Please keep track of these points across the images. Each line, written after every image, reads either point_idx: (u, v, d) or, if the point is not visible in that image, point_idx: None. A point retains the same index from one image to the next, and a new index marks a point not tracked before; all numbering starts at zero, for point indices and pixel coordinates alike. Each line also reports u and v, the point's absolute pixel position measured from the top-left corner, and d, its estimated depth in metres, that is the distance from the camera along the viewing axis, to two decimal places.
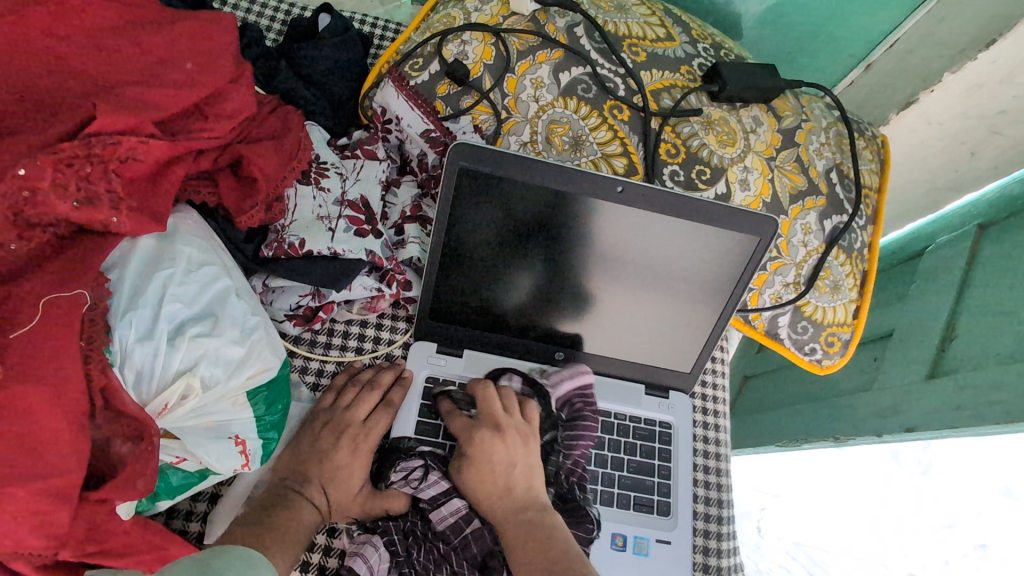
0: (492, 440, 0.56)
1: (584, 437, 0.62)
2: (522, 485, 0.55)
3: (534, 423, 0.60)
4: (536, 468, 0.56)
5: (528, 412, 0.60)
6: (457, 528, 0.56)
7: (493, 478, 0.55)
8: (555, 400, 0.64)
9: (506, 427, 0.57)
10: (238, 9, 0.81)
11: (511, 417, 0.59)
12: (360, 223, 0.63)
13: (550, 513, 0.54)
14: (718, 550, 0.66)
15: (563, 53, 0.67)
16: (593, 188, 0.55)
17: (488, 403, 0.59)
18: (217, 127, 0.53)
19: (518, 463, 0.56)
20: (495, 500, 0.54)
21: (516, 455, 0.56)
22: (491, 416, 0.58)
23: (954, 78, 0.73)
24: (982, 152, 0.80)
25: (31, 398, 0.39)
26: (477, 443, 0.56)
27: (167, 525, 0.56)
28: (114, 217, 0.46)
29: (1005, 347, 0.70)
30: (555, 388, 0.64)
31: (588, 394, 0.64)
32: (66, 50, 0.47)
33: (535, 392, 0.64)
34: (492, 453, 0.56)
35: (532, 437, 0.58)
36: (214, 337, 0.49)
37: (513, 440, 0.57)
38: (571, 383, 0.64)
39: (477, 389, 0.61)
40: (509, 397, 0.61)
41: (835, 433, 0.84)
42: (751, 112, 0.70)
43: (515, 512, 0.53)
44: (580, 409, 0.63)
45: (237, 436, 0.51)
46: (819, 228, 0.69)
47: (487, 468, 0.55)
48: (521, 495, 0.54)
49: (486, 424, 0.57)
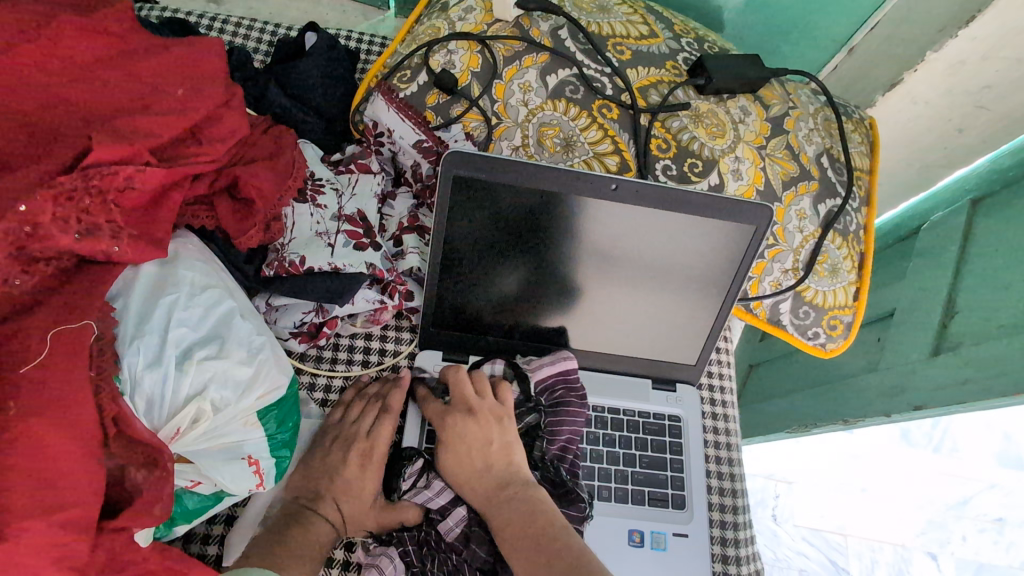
0: (464, 423, 0.57)
1: (566, 421, 0.60)
2: (502, 463, 0.55)
3: (508, 402, 0.59)
4: (514, 446, 0.56)
5: (502, 394, 0.60)
6: (465, 538, 0.55)
7: (471, 459, 0.56)
8: (535, 384, 0.62)
9: (478, 409, 0.58)
10: (223, 33, 0.81)
11: (483, 399, 0.59)
12: (359, 236, 0.63)
13: (533, 487, 0.54)
14: (736, 540, 0.66)
15: (549, 57, 0.68)
16: (589, 188, 0.56)
17: (459, 386, 0.59)
18: (211, 152, 0.54)
19: (493, 442, 0.56)
20: (474, 481, 0.55)
21: (491, 435, 0.56)
22: (463, 400, 0.58)
23: (936, 56, 0.74)
24: (970, 128, 0.81)
25: (42, 432, 0.39)
26: (450, 427, 0.57)
27: (185, 549, 0.56)
28: (116, 246, 0.46)
29: (1007, 319, 0.69)
30: (534, 372, 0.62)
31: (572, 378, 0.62)
32: (58, 85, 0.47)
33: (516, 375, 0.62)
34: (465, 435, 0.56)
35: (506, 416, 0.58)
36: (221, 360, 0.50)
37: (486, 421, 0.57)
38: (551, 368, 0.62)
39: (449, 375, 0.60)
40: (481, 380, 0.60)
41: (843, 415, 0.84)
42: (738, 102, 0.70)
43: (495, 490, 0.54)
44: (561, 393, 0.61)
45: (250, 456, 0.52)
46: (814, 213, 0.69)
47: (463, 449, 0.56)
48: (502, 473, 0.55)
49: (457, 408, 0.58)
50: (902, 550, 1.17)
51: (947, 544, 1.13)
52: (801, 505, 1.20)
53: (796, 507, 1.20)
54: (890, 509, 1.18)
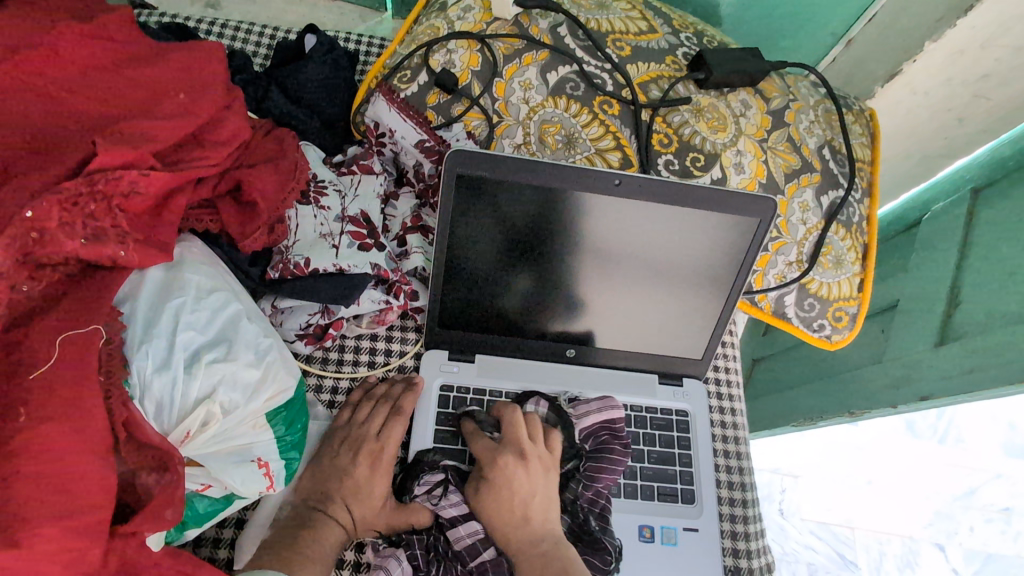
0: (515, 467, 0.56)
1: (607, 470, 0.61)
2: (539, 517, 0.56)
3: (557, 453, 0.60)
4: (554, 502, 0.57)
5: (552, 441, 0.60)
6: (473, 550, 0.56)
7: (511, 508, 0.56)
8: (579, 431, 0.63)
9: (529, 456, 0.58)
10: (223, 37, 0.82)
11: (536, 445, 0.59)
12: (363, 237, 0.63)
13: (566, 548, 0.55)
14: (746, 533, 0.65)
15: (549, 54, 0.68)
16: (593, 183, 0.56)
17: (513, 428, 0.59)
18: (214, 155, 0.54)
19: (537, 494, 0.56)
20: (510, 530, 0.55)
21: (536, 487, 0.56)
22: (517, 442, 0.58)
23: (935, 46, 0.74)
24: (970, 117, 0.81)
25: (52, 437, 0.39)
26: (501, 467, 0.56)
27: (196, 553, 0.56)
28: (122, 251, 0.46)
29: (1011, 308, 0.69)
30: (579, 419, 0.63)
31: (616, 426, 0.63)
32: (61, 91, 0.48)
33: (559, 420, 0.63)
34: (512, 481, 0.56)
35: (553, 469, 0.58)
36: (230, 363, 0.49)
37: (535, 471, 0.57)
38: (597, 415, 0.63)
39: (505, 413, 0.60)
40: (534, 424, 0.61)
41: (849, 407, 0.83)
42: (739, 96, 0.70)
43: (530, 544, 0.54)
44: (606, 441, 0.62)
45: (260, 459, 0.52)
46: (817, 205, 0.69)
47: (507, 495, 0.56)
48: (538, 527, 0.55)
49: (511, 449, 0.57)
50: (909, 542, 1.17)
51: (955, 535, 1.13)
52: (810, 504, 1.20)
53: (805, 504, 1.20)
54: (897, 503, 1.19)
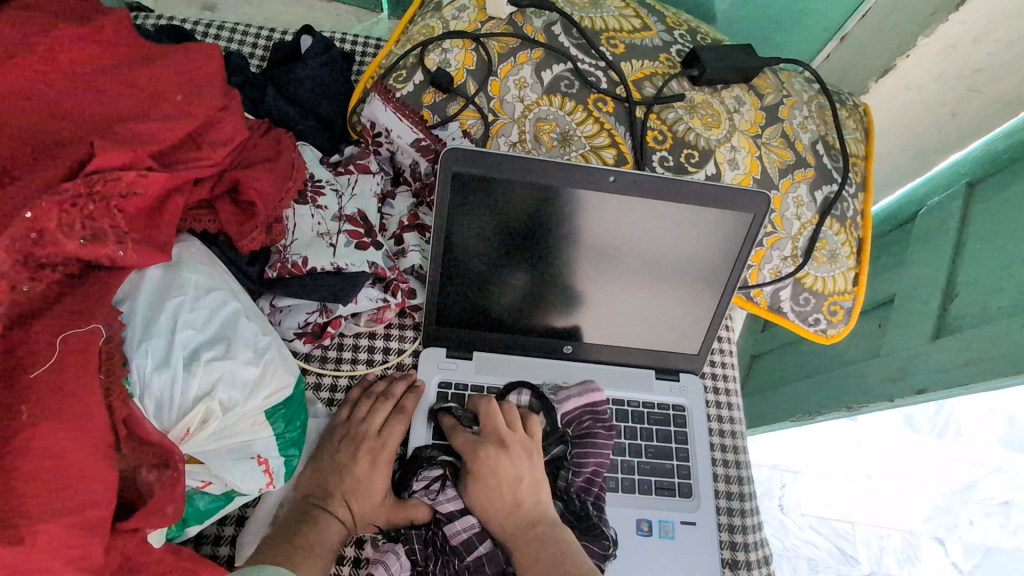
0: (496, 456, 0.56)
1: (593, 454, 0.62)
2: (530, 501, 0.55)
3: (537, 437, 0.60)
4: (543, 484, 0.57)
5: (533, 427, 0.60)
6: (470, 545, 0.56)
7: (500, 496, 0.55)
8: (561, 416, 0.64)
9: (509, 443, 0.57)
10: (220, 38, 0.82)
11: (515, 431, 0.59)
12: (360, 236, 0.64)
13: (561, 528, 0.55)
14: (744, 526, 0.66)
15: (543, 52, 0.68)
16: (588, 180, 0.56)
17: (491, 417, 0.59)
18: (211, 156, 0.54)
19: (524, 479, 0.56)
20: (504, 518, 0.55)
21: (522, 471, 0.56)
22: (495, 431, 0.58)
23: (928, 42, 0.74)
24: (963, 112, 0.81)
25: (55, 435, 0.39)
26: (482, 458, 0.56)
27: (198, 550, 0.56)
28: (121, 251, 0.47)
29: (1006, 301, 0.69)
30: (562, 404, 0.65)
31: (598, 409, 0.64)
32: (58, 93, 0.48)
33: (542, 406, 0.63)
34: (496, 469, 0.56)
35: (535, 452, 0.58)
36: (229, 360, 0.50)
37: (518, 455, 0.57)
38: (578, 400, 0.64)
39: (479, 404, 0.60)
40: (512, 413, 0.60)
41: (846, 402, 0.83)
42: (733, 92, 0.71)
43: (524, 528, 0.54)
44: (590, 425, 0.63)
45: (260, 455, 0.52)
46: (811, 200, 0.70)
47: (494, 483, 0.56)
48: (530, 511, 0.55)
49: (490, 440, 0.57)
50: (908, 536, 1.19)
51: (955, 528, 1.14)
52: (811, 496, 1.22)
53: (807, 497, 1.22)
54: (898, 497, 1.20)
